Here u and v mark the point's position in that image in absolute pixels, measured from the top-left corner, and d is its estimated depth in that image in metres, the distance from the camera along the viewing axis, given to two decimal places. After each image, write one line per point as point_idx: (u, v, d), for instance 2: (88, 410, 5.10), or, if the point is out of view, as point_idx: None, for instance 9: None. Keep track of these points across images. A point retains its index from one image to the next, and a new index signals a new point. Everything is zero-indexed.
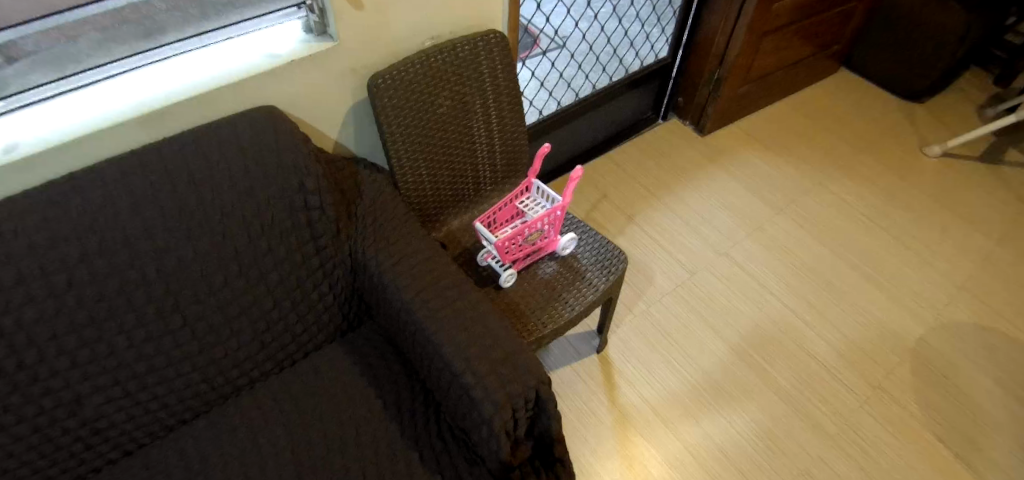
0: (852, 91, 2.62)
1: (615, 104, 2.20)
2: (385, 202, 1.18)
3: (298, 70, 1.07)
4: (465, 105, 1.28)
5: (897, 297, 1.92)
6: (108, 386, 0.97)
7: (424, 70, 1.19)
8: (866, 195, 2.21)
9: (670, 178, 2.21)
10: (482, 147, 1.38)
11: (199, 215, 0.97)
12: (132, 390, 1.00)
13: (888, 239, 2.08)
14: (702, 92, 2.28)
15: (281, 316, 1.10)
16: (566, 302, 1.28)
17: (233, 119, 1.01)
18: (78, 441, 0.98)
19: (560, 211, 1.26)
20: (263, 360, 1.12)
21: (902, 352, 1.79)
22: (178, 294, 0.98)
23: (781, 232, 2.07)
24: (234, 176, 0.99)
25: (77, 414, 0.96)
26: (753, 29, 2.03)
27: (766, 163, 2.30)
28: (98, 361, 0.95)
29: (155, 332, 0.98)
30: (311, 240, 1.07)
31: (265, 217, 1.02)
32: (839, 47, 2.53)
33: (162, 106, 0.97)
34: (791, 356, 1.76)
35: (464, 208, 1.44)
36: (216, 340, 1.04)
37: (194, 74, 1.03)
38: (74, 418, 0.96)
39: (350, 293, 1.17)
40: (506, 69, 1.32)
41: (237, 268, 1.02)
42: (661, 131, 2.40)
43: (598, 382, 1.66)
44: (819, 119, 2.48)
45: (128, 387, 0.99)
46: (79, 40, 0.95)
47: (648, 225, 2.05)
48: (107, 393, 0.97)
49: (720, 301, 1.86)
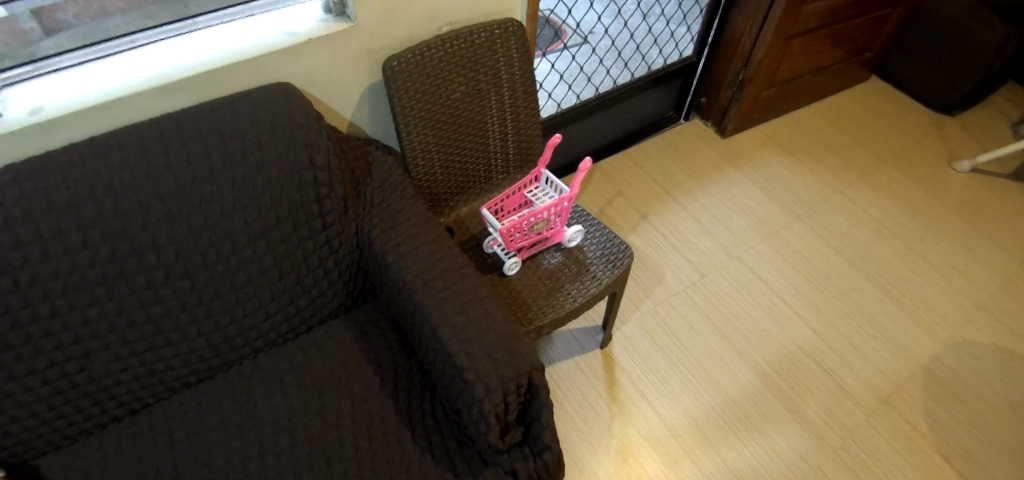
0: (882, 99, 2.56)
1: (636, 101, 2.18)
2: (394, 184, 1.19)
3: (316, 49, 1.08)
4: (478, 91, 1.29)
5: (912, 312, 1.88)
6: (117, 345, 1.01)
7: (439, 55, 1.20)
8: (887, 206, 2.16)
9: (687, 178, 2.19)
10: (494, 135, 1.38)
11: (211, 185, 0.99)
12: (139, 350, 1.03)
13: (907, 252, 2.03)
14: (725, 93, 2.25)
15: (286, 289, 1.12)
16: (568, 294, 1.28)
17: (250, 94, 1.03)
18: (85, 397, 1.02)
19: (567, 202, 1.26)
20: (267, 331, 1.15)
21: (913, 368, 1.76)
22: (188, 260, 1.01)
23: (797, 239, 2.04)
24: (246, 148, 1.01)
25: (86, 370, 1.00)
26: (780, 31, 2.00)
27: (787, 168, 2.26)
28: (108, 321, 0.98)
29: (164, 295, 1.01)
30: (319, 216, 1.09)
31: (275, 190, 1.04)
32: (870, 54, 2.48)
33: (181, 78, 1.00)
34: (797, 364, 1.73)
35: (473, 194, 1.45)
36: (221, 309, 1.08)
37: (213, 47, 1.05)
38: (82, 374, 1.00)
39: (355, 270, 1.19)
40: (522, 58, 1.32)
41: (245, 239, 1.04)
42: (681, 131, 2.38)
43: (599, 376, 1.66)
44: (845, 127, 2.43)
45: (136, 348, 1.03)
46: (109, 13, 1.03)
47: (662, 224, 2.04)
48: (115, 351, 1.01)
49: (729, 304, 1.84)
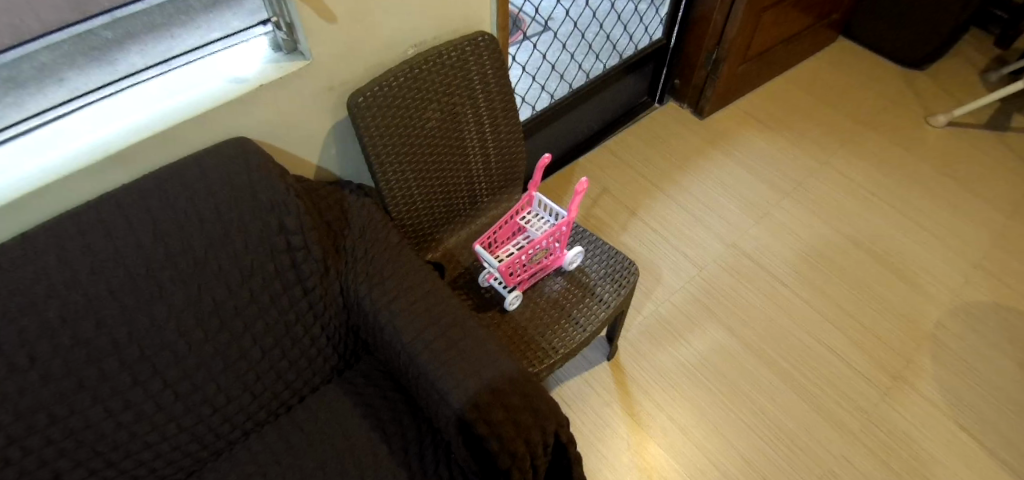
0: (853, 61, 2.52)
1: (610, 92, 2.09)
2: (376, 232, 1.08)
3: (269, 95, 0.95)
4: (454, 115, 1.18)
5: (911, 279, 1.85)
6: (89, 459, 0.89)
7: (408, 83, 1.08)
8: (872, 172, 2.13)
9: (670, 165, 2.12)
10: (475, 158, 1.28)
11: (171, 270, 0.87)
12: (115, 459, 0.92)
13: (899, 217, 2.00)
14: (700, 73, 2.18)
15: (271, 365, 1.01)
16: (576, 323, 1.20)
17: (201, 156, 0.90)
18: None
19: (565, 227, 1.17)
20: (256, 410, 1.04)
21: (920, 337, 1.73)
22: (156, 357, 0.89)
23: (790, 217, 1.99)
24: (204, 221, 0.88)
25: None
26: (753, 5, 1.92)
27: (770, 144, 2.21)
28: (75, 435, 0.86)
29: (134, 398, 0.90)
30: (298, 282, 0.97)
31: (245, 264, 0.91)
32: (838, 16, 2.42)
33: (117, 149, 0.85)
34: (806, 350, 1.69)
35: (460, 223, 1.35)
36: (202, 399, 0.96)
37: (149, 106, 0.89)
38: None
39: (345, 331, 1.08)
40: (498, 73, 1.21)
41: (218, 323, 0.92)
42: (658, 117, 2.30)
43: (611, 391, 1.59)
44: (820, 93, 2.38)
45: (111, 457, 0.91)
46: (22, 77, 0.89)
47: (652, 218, 1.97)
48: (88, 466, 0.89)
49: (731, 295, 1.79)
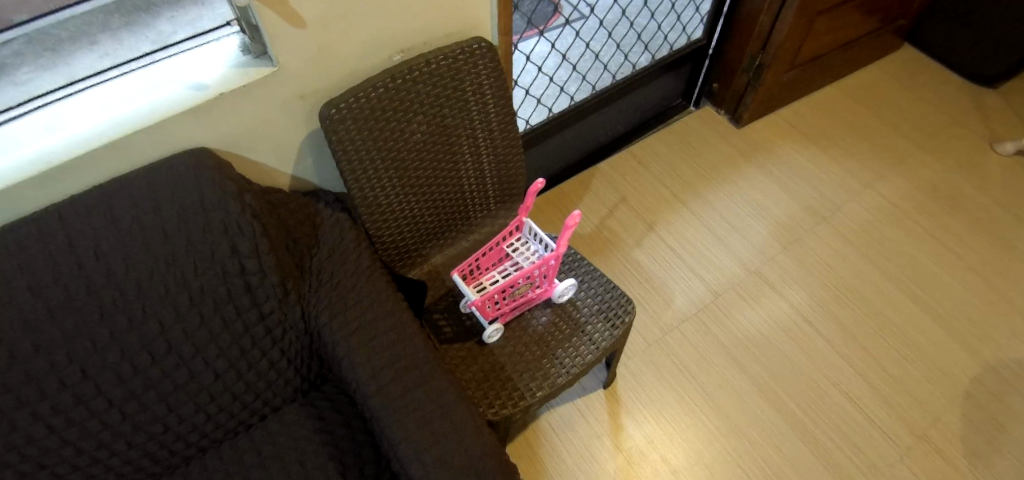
0: (917, 72, 2.28)
1: (640, 93, 1.94)
2: (345, 252, 1.01)
3: (231, 105, 0.88)
4: (444, 129, 1.08)
5: (951, 326, 1.67)
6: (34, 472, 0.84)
7: (389, 93, 0.98)
8: (923, 200, 1.92)
9: (696, 177, 1.97)
10: (468, 174, 1.18)
11: (113, 291, 0.83)
12: (61, 473, 0.86)
13: (946, 255, 1.81)
14: (741, 79, 2.00)
15: (226, 387, 0.96)
16: (559, 363, 1.11)
17: (154, 168, 0.85)
18: None
19: (553, 261, 1.07)
20: (212, 428, 0.98)
21: (953, 393, 1.56)
22: (99, 377, 0.85)
23: (823, 246, 1.83)
24: (150, 243, 0.84)
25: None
26: (804, 8, 1.73)
27: (811, 160, 2.02)
28: (16, 450, 0.81)
29: (77, 417, 0.85)
30: (253, 306, 0.92)
31: (194, 286, 0.87)
32: (904, 22, 2.18)
33: (61, 161, 0.80)
34: (822, 397, 1.55)
35: (451, 240, 1.26)
36: (152, 418, 0.91)
37: (103, 113, 0.84)
38: None
39: (308, 354, 1.02)
40: (496, 84, 1.10)
41: (165, 345, 0.88)
42: (691, 121, 2.14)
43: (603, 421, 1.50)
44: (875, 107, 2.17)
45: (57, 471, 0.86)
46: None
47: (671, 234, 1.84)
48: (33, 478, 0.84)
49: (746, 327, 1.66)
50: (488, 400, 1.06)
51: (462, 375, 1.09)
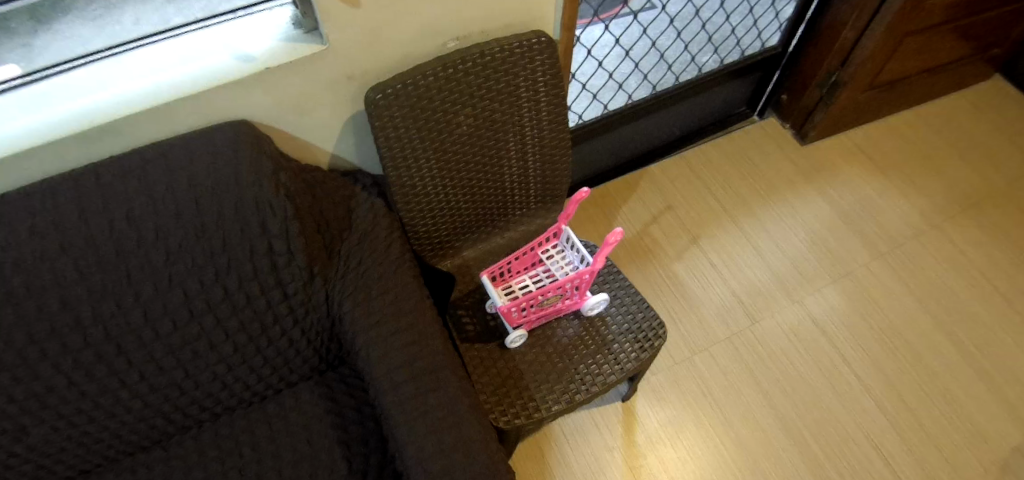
0: (1006, 106, 2.10)
1: (701, 98, 1.84)
2: (375, 241, 0.99)
3: (277, 80, 0.86)
4: (491, 123, 1.04)
5: (1002, 390, 1.55)
6: (53, 419, 0.86)
7: (439, 82, 0.94)
8: (992, 249, 1.78)
9: (749, 193, 1.87)
10: (512, 170, 1.13)
11: (142, 255, 0.83)
12: (78, 423, 0.88)
13: (1009, 310, 1.67)
14: (812, 94, 1.88)
15: (244, 360, 0.96)
16: (580, 379, 1.07)
17: (196, 136, 0.85)
18: (28, 463, 0.88)
19: (587, 275, 1.04)
20: (227, 397, 0.99)
21: (992, 462, 1.45)
22: (121, 338, 0.86)
23: (876, 283, 1.72)
24: (181, 213, 0.83)
25: (22, 443, 0.85)
26: (894, 28, 1.59)
27: (876, 189, 1.90)
28: (38, 397, 0.83)
29: (97, 373, 0.86)
30: (277, 286, 0.91)
31: (221, 260, 0.87)
32: (1001, 50, 2.01)
33: (105, 121, 0.80)
34: (849, 444, 1.47)
35: (485, 234, 1.22)
36: (169, 381, 0.92)
37: (151, 75, 0.84)
38: (19, 445, 0.85)
39: (328, 336, 1.01)
40: (551, 82, 1.04)
41: (187, 314, 0.88)
42: (752, 132, 2.02)
43: (617, 436, 1.46)
44: (954, 140, 2.01)
45: (75, 421, 0.88)
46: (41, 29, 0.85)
47: (714, 251, 1.76)
48: (51, 424, 0.86)
49: (779, 360, 1.58)
50: (502, 407, 1.03)
51: (479, 377, 1.07)
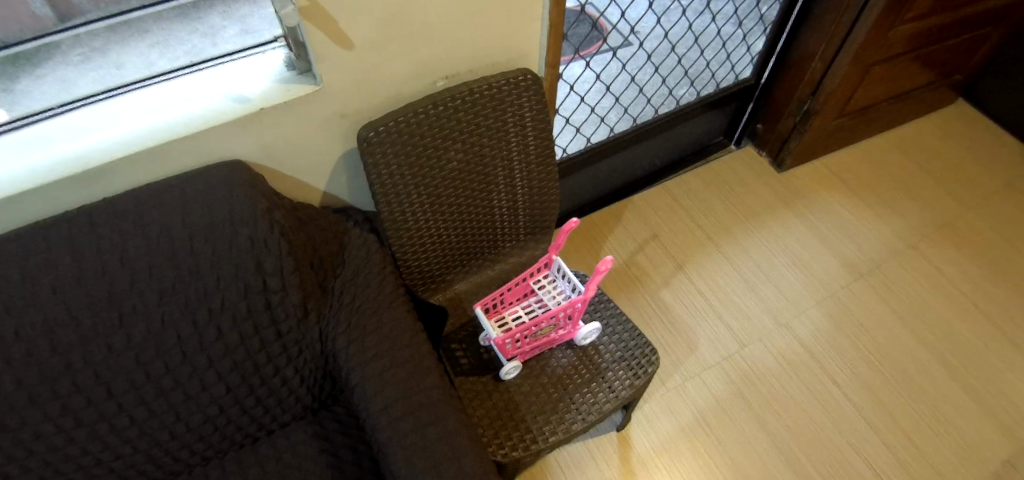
0: (970, 130, 2.19)
1: (682, 128, 1.90)
2: (368, 276, 1.00)
3: (270, 120, 0.88)
4: (481, 157, 1.06)
5: (987, 404, 1.57)
6: (38, 468, 0.83)
7: (429, 119, 0.97)
8: (967, 267, 1.83)
9: (731, 219, 1.92)
10: (501, 203, 1.15)
11: (135, 298, 0.82)
12: (65, 471, 0.85)
13: (988, 326, 1.72)
14: (786, 123, 1.94)
15: (236, 400, 0.94)
16: (575, 409, 1.07)
17: (190, 177, 0.86)
18: None
19: (580, 303, 1.05)
20: (218, 439, 0.97)
21: (984, 476, 1.46)
22: (112, 382, 0.84)
23: (858, 304, 1.75)
24: (175, 255, 0.83)
25: None
26: (860, 59, 1.67)
27: (852, 212, 1.95)
28: (25, 445, 0.81)
29: (86, 418, 0.84)
30: (271, 324, 0.91)
31: (215, 300, 0.87)
32: (961, 77, 2.11)
33: (100, 162, 0.81)
34: (844, 465, 1.47)
35: (476, 267, 1.24)
36: (159, 425, 0.90)
37: (146, 117, 0.85)
38: None
39: (321, 374, 1.00)
40: (537, 117, 1.07)
41: (180, 355, 0.87)
42: (731, 160, 2.08)
43: (614, 466, 1.45)
44: (923, 163, 2.09)
45: (61, 469, 0.85)
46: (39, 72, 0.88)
47: (700, 277, 1.79)
48: (37, 473, 0.83)
49: (771, 383, 1.60)
50: (499, 440, 1.03)
51: (475, 410, 1.06)
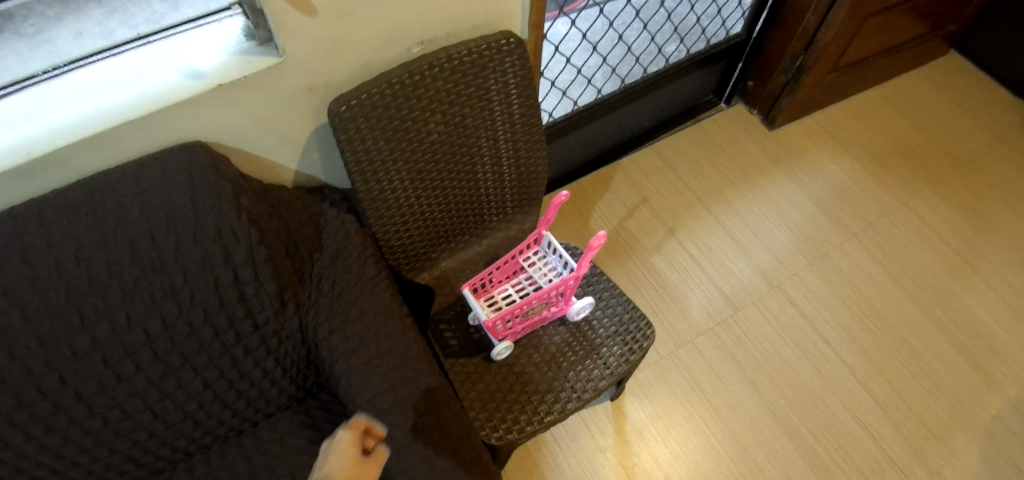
0: (962, 82, 2.14)
1: (671, 88, 1.83)
2: (348, 261, 0.95)
3: (230, 99, 0.81)
4: (463, 129, 0.99)
5: (976, 360, 1.58)
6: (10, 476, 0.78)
7: (405, 90, 0.89)
8: (957, 223, 1.82)
9: (723, 181, 1.87)
10: (487, 176, 1.09)
11: (96, 296, 0.77)
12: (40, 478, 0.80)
13: (977, 282, 1.71)
14: (778, 79, 1.88)
15: (216, 395, 0.90)
16: (571, 387, 1.05)
17: (149, 164, 0.79)
18: None
19: (572, 281, 1.01)
20: (201, 434, 0.93)
21: (972, 431, 1.48)
22: (80, 385, 0.79)
23: (850, 264, 1.73)
24: (136, 249, 0.78)
25: None
26: (855, 10, 1.60)
27: (844, 170, 1.92)
28: None
29: (56, 424, 0.79)
30: (247, 317, 0.86)
31: (184, 294, 0.82)
32: (955, 27, 2.05)
33: (48, 149, 0.73)
34: (837, 425, 1.48)
35: (463, 243, 1.18)
36: (136, 425, 0.86)
37: (94, 97, 0.78)
38: None
39: (304, 363, 0.96)
40: (522, 84, 1.00)
41: (151, 354, 0.82)
42: (721, 119, 2.02)
43: (609, 435, 1.44)
44: (914, 117, 2.05)
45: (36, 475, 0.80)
46: None
47: (692, 241, 1.75)
48: None
49: (764, 347, 1.59)
50: (493, 423, 1.00)
51: (467, 393, 1.03)
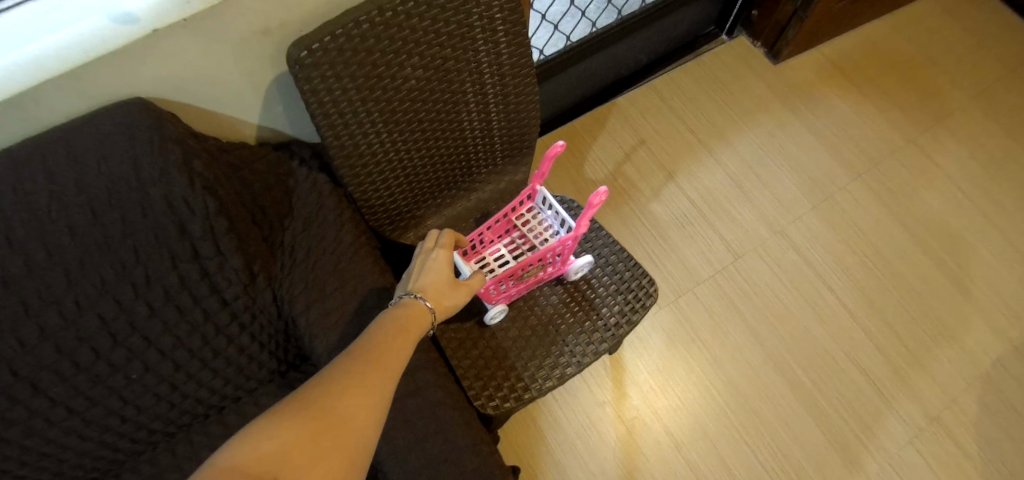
0: (977, 9, 2.01)
1: (670, 20, 1.69)
2: (322, 227, 0.86)
3: (169, 48, 0.70)
4: (445, 72, 0.88)
5: (978, 303, 1.55)
6: None
7: (376, 31, 0.78)
8: (966, 161, 1.74)
9: (725, 121, 1.77)
10: (473, 125, 0.99)
11: (37, 281, 0.69)
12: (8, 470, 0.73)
13: (984, 222, 1.66)
14: (785, 9, 1.73)
15: (190, 375, 0.81)
16: (569, 351, 0.99)
17: (83, 124, 0.69)
18: None
19: (570, 242, 0.93)
20: (179, 414, 0.84)
21: (972, 375, 1.46)
22: (35, 376, 0.71)
23: (855, 207, 1.66)
24: (76, 227, 0.69)
25: None
26: None
27: (851, 106, 1.81)
28: None
29: (15, 417, 0.71)
30: (213, 293, 0.78)
31: (139, 273, 0.74)
32: None
33: None
34: (838, 373, 1.46)
35: (449, 199, 1.10)
36: (106, 411, 0.78)
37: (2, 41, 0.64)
38: None
39: (283, 336, 0.88)
40: (510, 20, 0.88)
41: (110, 340, 0.75)
42: (724, 53, 1.88)
43: (607, 389, 1.41)
44: (926, 47, 1.92)
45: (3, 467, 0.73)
46: None
47: (691, 185, 1.67)
48: None
49: (765, 295, 1.54)
50: (489, 392, 0.95)
51: (460, 361, 0.97)
